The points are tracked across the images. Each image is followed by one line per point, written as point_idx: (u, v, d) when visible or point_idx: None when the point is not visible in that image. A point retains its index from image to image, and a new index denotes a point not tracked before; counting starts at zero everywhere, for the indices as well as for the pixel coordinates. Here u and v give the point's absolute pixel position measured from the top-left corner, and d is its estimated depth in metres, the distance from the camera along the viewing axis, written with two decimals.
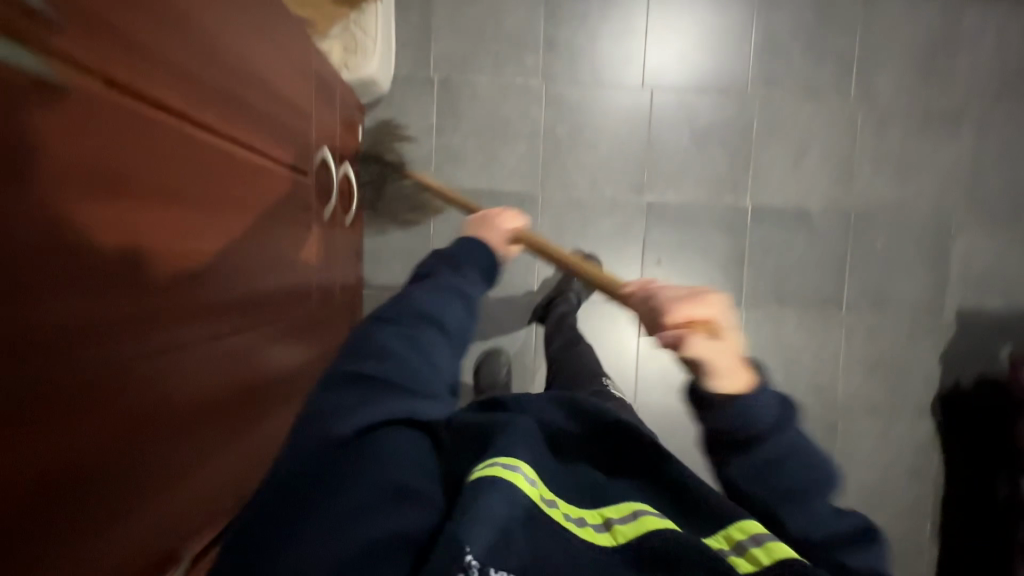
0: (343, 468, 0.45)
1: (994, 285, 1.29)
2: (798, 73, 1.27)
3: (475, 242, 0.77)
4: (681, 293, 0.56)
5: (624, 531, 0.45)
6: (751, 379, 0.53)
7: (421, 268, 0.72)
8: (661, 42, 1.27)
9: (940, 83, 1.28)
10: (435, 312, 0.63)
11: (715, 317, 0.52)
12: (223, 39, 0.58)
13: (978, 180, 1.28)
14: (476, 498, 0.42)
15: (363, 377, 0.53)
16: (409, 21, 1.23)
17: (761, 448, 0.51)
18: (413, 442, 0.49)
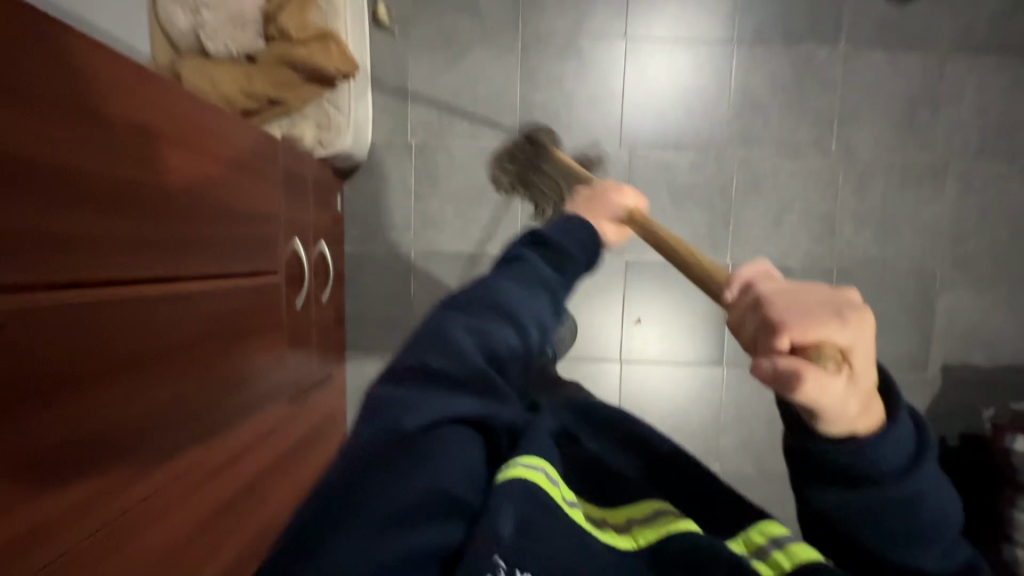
0: (400, 466, 0.41)
1: (975, 340, 1.30)
2: (778, 131, 1.26)
3: (572, 220, 0.64)
4: (802, 306, 0.40)
5: (646, 529, 0.49)
6: (876, 415, 0.44)
7: (513, 251, 0.59)
8: (638, 103, 1.26)
9: (922, 138, 1.27)
10: (515, 309, 0.52)
11: (852, 348, 0.39)
12: (168, 182, 0.61)
13: (960, 237, 1.29)
14: (501, 497, 0.43)
15: (432, 372, 0.46)
16: (386, 90, 1.25)
17: (878, 491, 0.45)
18: (473, 450, 0.46)
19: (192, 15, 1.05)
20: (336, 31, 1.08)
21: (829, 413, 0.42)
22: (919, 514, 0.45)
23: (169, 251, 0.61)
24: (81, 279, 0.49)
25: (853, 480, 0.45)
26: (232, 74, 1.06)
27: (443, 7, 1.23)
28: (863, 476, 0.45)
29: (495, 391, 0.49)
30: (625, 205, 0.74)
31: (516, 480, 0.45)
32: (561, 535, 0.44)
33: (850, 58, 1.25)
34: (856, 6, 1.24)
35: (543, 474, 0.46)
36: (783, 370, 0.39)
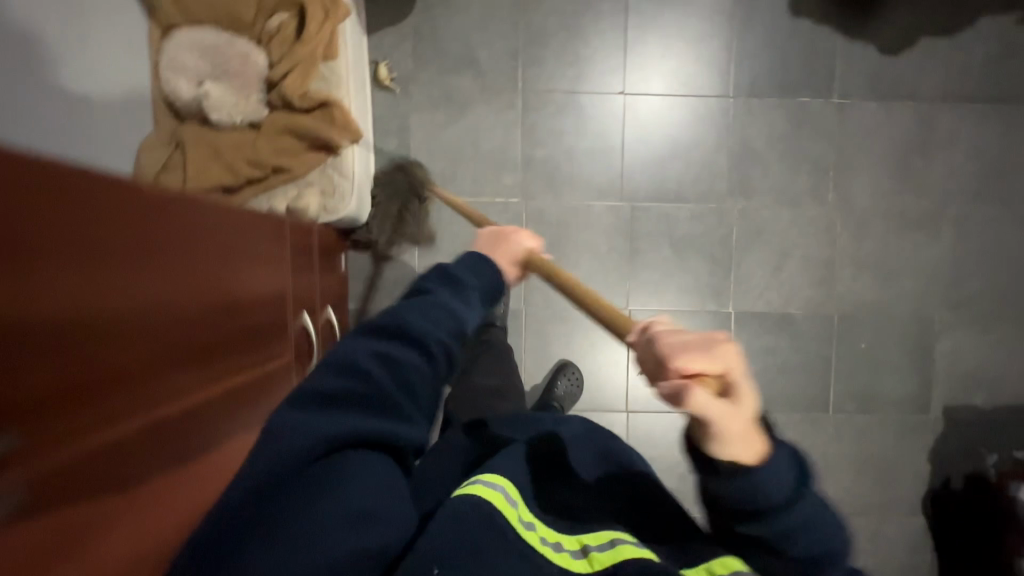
0: (308, 488, 0.46)
1: (977, 383, 1.31)
2: (776, 180, 1.28)
3: (478, 257, 0.65)
4: (681, 332, 0.40)
5: (599, 556, 0.55)
6: (763, 443, 0.44)
7: (415, 286, 0.61)
8: (637, 156, 1.27)
9: (917, 185, 1.29)
10: (420, 334, 0.54)
11: (729, 373, 0.39)
12: (179, 275, 0.55)
13: (958, 280, 1.30)
14: (452, 511, 0.53)
15: (332, 395, 0.49)
16: (388, 148, 1.26)
17: (771, 522, 0.46)
18: (381, 467, 0.50)
19: (196, 85, 1.06)
20: (338, 99, 1.08)
21: (715, 436, 0.41)
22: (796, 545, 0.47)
23: (184, 350, 0.55)
24: (106, 415, 0.42)
25: (753, 515, 0.46)
26: (237, 143, 1.07)
27: (443, 65, 1.24)
28: (757, 509, 0.46)
29: (399, 407, 0.52)
30: (524, 249, 0.71)
31: (472, 499, 0.54)
32: (507, 551, 0.52)
33: (844, 109, 1.27)
34: (849, 58, 1.26)
35: (499, 492, 0.56)
36: (673, 390, 0.38)
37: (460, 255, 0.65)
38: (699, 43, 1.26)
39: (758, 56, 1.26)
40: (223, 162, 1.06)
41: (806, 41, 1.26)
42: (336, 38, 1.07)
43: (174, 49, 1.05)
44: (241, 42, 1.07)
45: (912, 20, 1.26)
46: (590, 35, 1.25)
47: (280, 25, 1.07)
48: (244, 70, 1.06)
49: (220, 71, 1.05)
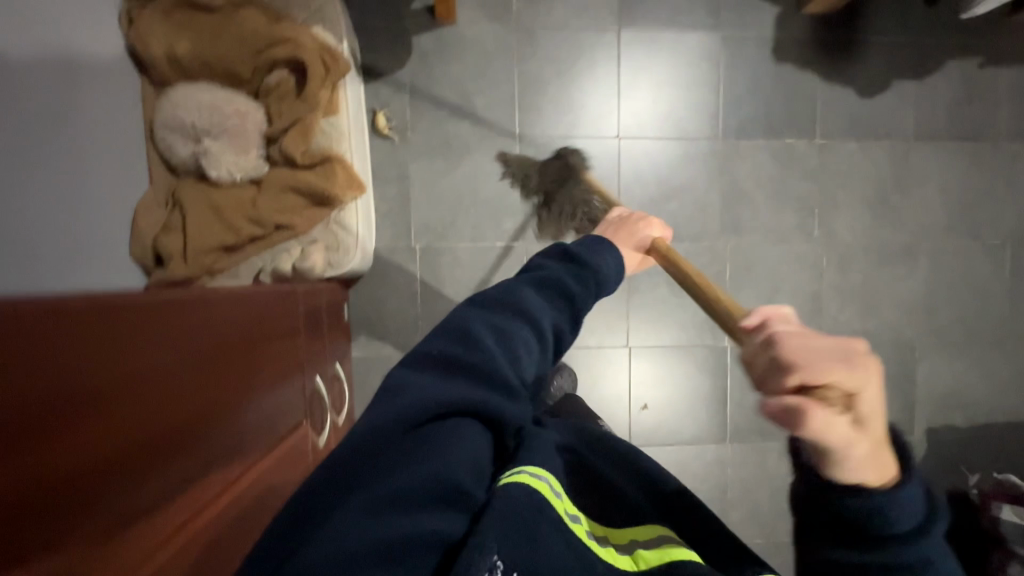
0: (403, 448, 0.46)
1: (955, 404, 1.39)
2: (765, 218, 1.33)
3: (599, 243, 0.71)
4: (819, 351, 0.40)
5: (645, 553, 0.55)
6: (888, 473, 0.45)
7: (535, 262, 0.66)
8: (633, 196, 1.31)
9: (894, 220, 1.36)
10: (533, 309, 0.58)
11: (860, 395, 0.40)
12: (214, 364, 0.57)
13: (934, 308, 1.38)
14: (505, 498, 0.48)
15: (445, 359, 0.51)
16: (387, 196, 1.26)
17: (886, 551, 0.45)
18: (472, 440, 0.50)
19: (194, 142, 1.04)
20: (342, 155, 1.08)
21: (836, 456, 0.42)
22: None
23: (219, 428, 0.58)
24: (152, 512, 0.45)
25: (864, 539, 0.45)
26: (238, 200, 1.06)
27: (440, 113, 1.25)
28: (878, 534, 0.45)
29: (505, 380, 0.52)
30: (651, 236, 0.85)
31: (522, 486, 0.49)
32: (556, 539, 0.48)
33: (825, 149, 1.33)
34: (829, 101, 1.33)
35: (546, 483, 0.52)
36: (790, 407, 0.39)
37: (577, 238, 0.70)
38: (688, 89, 1.30)
39: (745, 101, 1.31)
40: (224, 220, 1.04)
41: (788, 86, 1.32)
42: (336, 92, 1.07)
43: (170, 107, 1.03)
44: (239, 99, 1.05)
45: (884, 65, 1.33)
46: (584, 81, 1.28)
47: (279, 81, 1.05)
48: (243, 127, 1.04)
49: (218, 128, 1.02)
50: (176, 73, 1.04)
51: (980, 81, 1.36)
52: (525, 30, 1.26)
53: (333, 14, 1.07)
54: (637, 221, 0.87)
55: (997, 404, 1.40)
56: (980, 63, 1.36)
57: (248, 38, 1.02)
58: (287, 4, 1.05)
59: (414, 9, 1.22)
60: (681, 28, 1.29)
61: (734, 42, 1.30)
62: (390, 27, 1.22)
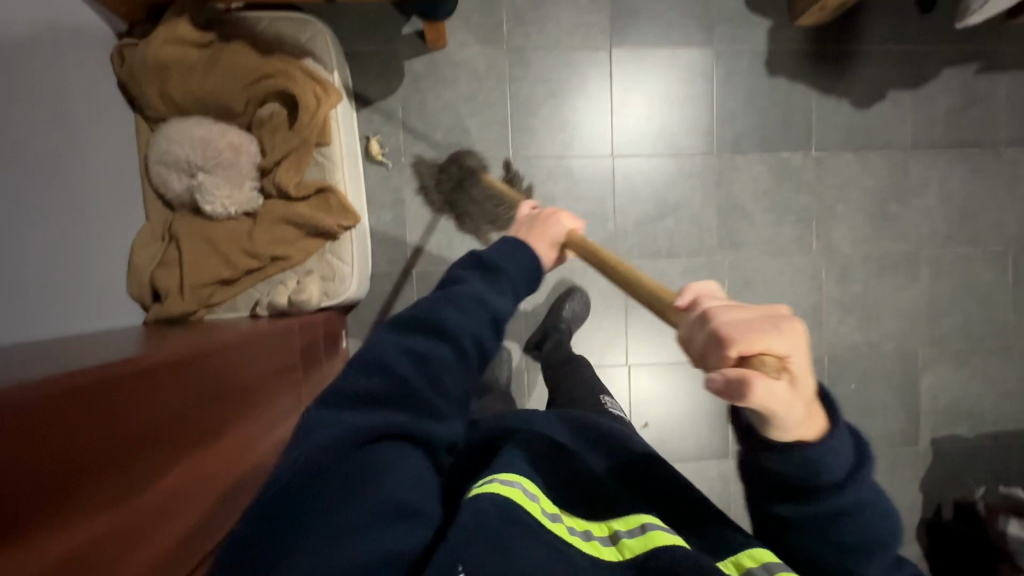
0: (345, 479, 0.48)
1: (961, 414, 1.38)
2: (763, 232, 1.32)
3: (514, 246, 0.69)
4: (749, 322, 0.42)
5: (630, 542, 0.53)
6: (823, 423, 0.48)
7: (451, 275, 0.66)
8: (629, 215, 1.30)
9: (895, 230, 1.35)
10: (451, 327, 0.58)
11: (791, 358, 0.42)
12: (183, 411, 0.62)
13: (939, 318, 1.37)
14: (473, 508, 0.50)
15: (364, 394, 0.54)
16: (382, 222, 1.26)
17: (822, 502, 0.49)
18: (407, 458, 0.53)
19: (189, 177, 1.05)
20: (335, 185, 1.09)
21: (776, 415, 0.45)
22: (846, 530, 0.49)
23: (197, 464, 0.62)
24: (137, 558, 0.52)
25: (801, 489, 0.49)
26: (233, 234, 1.06)
27: (433, 137, 1.25)
28: (813, 488, 0.49)
29: (428, 401, 0.55)
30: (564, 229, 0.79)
31: (492, 495, 0.52)
32: (526, 545, 0.49)
33: (822, 161, 1.32)
34: (825, 112, 1.32)
35: (520, 488, 0.54)
36: (732, 378, 0.40)
37: (495, 241, 0.70)
38: (681, 105, 1.29)
39: (739, 116, 1.30)
40: (219, 254, 1.05)
41: (783, 99, 1.31)
42: (327, 123, 1.07)
43: (164, 143, 1.04)
44: (232, 134, 1.05)
45: (880, 75, 1.32)
46: (577, 101, 1.28)
47: (271, 113, 1.05)
48: (236, 161, 1.04)
49: (212, 163, 1.03)
50: (169, 108, 1.04)
51: (979, 87, 1.35)
52: (516, 51, 1.25)
53: (322, 46, 1.07)
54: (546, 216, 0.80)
55: (1004, 412, 1.39)
56: (978, 69, 1.34)
57: (238, 73, 1.03)
58: (277, 36, 1.06)
59: (404, 34, 1.22)
60: (672, 44, 1.28)
61: (727, 56, 1.30)
62: (380, 53, 1.22)
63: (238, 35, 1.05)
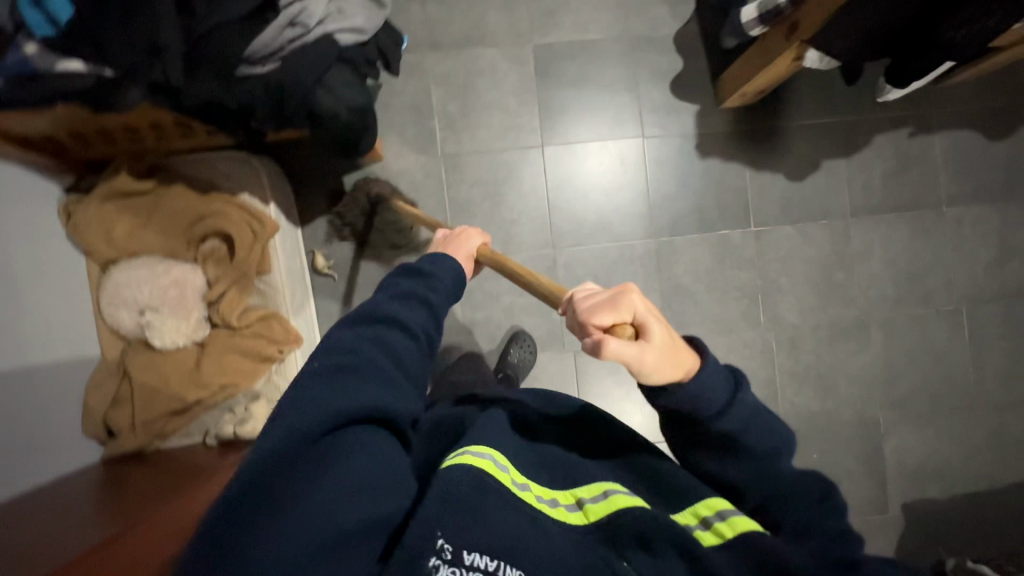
0: (324, 452, 0.50)
1: (929, 477, 1.36)
2: (708, 311, 1.33)
3: (444, 256, 0.77)
4: (602, 295, 0.53)
5: (593, 507, 0.61)
6: (692, 362, 0.55)
7: (389, 278, 0.72)
8: None
9: (843, 297, 1.35)
10: (403, 319, 0.65)
11: (642, 318, 0.51)
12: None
13: (895, 380, 1.36)
14: (447, 480, 0.57)
15: (341, 368, 0.56)
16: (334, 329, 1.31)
17: (717, 427, 0.57)
18: (380, 438, 0.56)
19: (138, 315, 1.10)
20: (278, 312, 1.14)
21: (645, 372, 0.52)
22: (742, 445, 0.57)
23: None
24: None
25: (698, 422, 0.57)
26: (183, 365, 1.11)
27: (376, 241, 1.30)
28: (704, 419, 0.57)
29: (395, 380, 0.60)
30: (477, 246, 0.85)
31: (466, 465, 0.60)
32: (501, 510, 0.57)
33: (761, 236, 1.34)
34: (760, 188, 1.34)
35: (488, 459, 0.62)
36: (593, 343, 0.50)
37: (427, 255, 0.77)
38: (614, 194, 1.33)
39: (674, 201, 1.33)
40: (167, 386, 1.09)
41: (717, 179, 1.34)
42: (266, 253, 1.12)
43: (114, 287, 1.09)
44: (176, 269, 1.11)
45: (811, 148, 1.35)
46: (512, 199, 1.32)
47: (212, 249, 1.12)
48: (183, 296, 1.10)
49: (159, 302, 1.08)
50: (116, 252, 1.10)
51: (913, 150, 1.36)
52: (452, 158, 1.31)
53: (257, 183, 1.13)
54: (457, 236, 0.86)
55: (974, 473, 1.36)
56: (911, 132, 1.36)
57: (180, 216, 1.10)
58: (215, 175, 1.12)
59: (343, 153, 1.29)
60: (602, 135, 1.33)
61: (657, 143, 1.33)
62: (321, 170, 1.29)
63: (178, 178, 1.11)
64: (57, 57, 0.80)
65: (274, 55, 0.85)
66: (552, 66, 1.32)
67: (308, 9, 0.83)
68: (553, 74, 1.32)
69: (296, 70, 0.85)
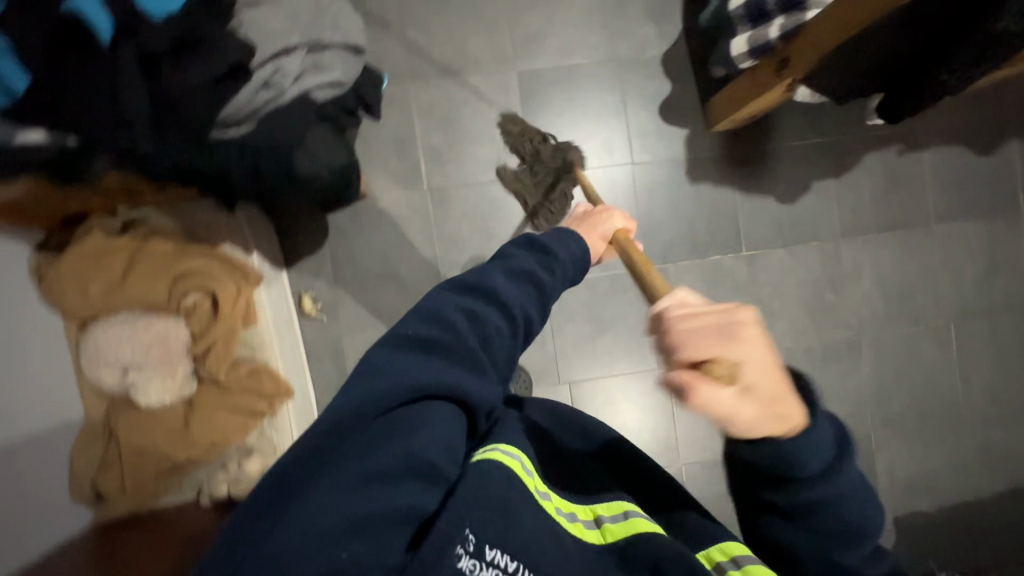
0: (379, 425, 0.49)
1: (919, 492, 1.38)
2: None
3: (567, 234, 0.72)
4: (703, 328, 0.46)
5: (611, 527, 0.64)
6: (805, 413, 0.50)
7: (505, 249, 0.68)
8: (566, 336, 1.33)
9: (835, 318, 1.36)
10: (504, 297, 0.60)
11: (743, 367, 0.45)
12: None
13: (886, 397, 1.38)
14: (479, 477, 0.57)
15: (423, 342, 0.54)
16: (325, 371, 1.30)
17: (804, 493, 0.51)
18: (442, 416, 0.53)
19: (121, 373, 1.05)
20: (269, 364, 1.13)
21: (730, 423, 0.47)
22: (826, 518, 0.52)
23: None
24: None
25: (782, 483, 0.52)
26: (171, 423, 1.08)
27: (363, 281, 1.28)
28: (792, 478, 0.51)
29: (476, 357, 0.57)
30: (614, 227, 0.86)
31: (494, 462, 0.60)
32: (524, 515, 0.57)
33: (753, 261, 1.34)
34: (751, 213, 1.33)
35: (517, 460, 0.63)
36: (678, 385, 0.44)
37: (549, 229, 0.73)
38: None
39: (666, 228, 1.32)
40: (156, 444, 1.06)
41: (708, 204, 1.32)
42: (252, 305, 1.12)
43: (93, 347, 1.05)
44: (158, 324, 1.06)
45: (802, 169, 1.33)
46: (501, 232, 1.29)
47: (195, 302, 1.07)
48: (167, 352, 1.06)
49: (142, 360, 1.04)
50: (94, 309, 1.05)
51: (903, 168, 1.35)
52: (439, 192, 1.28)
53: (238, 234, 1.13)
54: (596, 215, 0.88)
55: (961, 485, 1.39)
56: (900, 149, 1.35)
57: (159, 271, 1.06)
58: (196, 224, 1.11)
59: None
60: (591, 163, 1.30)
61: (647, 170, 1.31)
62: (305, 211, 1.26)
63: (155, 230, 1.08)
64: (19, 127, 0.75)
65: (250, 116, 0.81)
66: (539, 93, 1.28)
67: (282, 69, 0.81)
68: (541, 100, 1.28)
69: (273, 133, 0.83)
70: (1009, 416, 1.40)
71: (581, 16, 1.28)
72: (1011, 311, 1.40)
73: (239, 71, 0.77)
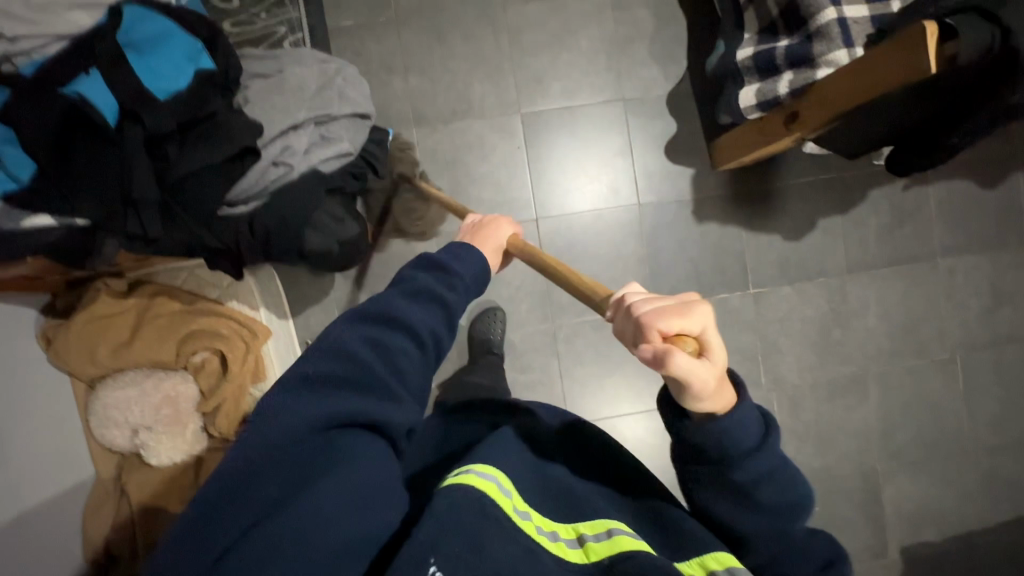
0: (311, 459, 0.48)
1: (925, 522, 1.39)
2: None
3: (466, 248, 0.67)
4: (663, 304, 0.48)
5: (595, 545, 0.55)
6: (731, 394, 0.52)
7: (403, 274, 0.63)
8: (574, 378, 1.33)
9: (841, 354, 1.36)
10: (407, 321, 0.57)
11: (705, 333, 0.47)
12: None
13: (892, 430, 1.38)
14: (448, 501, 0.51)
15: (324, 377, 0.51)
16: None
17: (733, 470, 0.52)
18: (369, 445, 0.52)
19: (132, 434, 1.05)
20: None
21: (702, 390, 0.47)
22: (759, 493, 0.52)
23: None
24: None
25: (716, 459, 0.52)
26: (181, 480, 1.09)
27: None
28: (722, 456, 0.52)
29: (387, 385, 0.54)
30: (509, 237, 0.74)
31: (466, 486, 0.54)
32: (500, 537, 0.51)
33: (760, 299, 1.34)
34: (757, 251, 1.33)
35: (493, 482, 0.56)
36: (658, 352, 0.45)
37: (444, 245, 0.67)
38: (613, 265, 1.30)
39: (672, 269, 1.32)
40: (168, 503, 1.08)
41: (714, 243, 1.32)
42: (260, 361, 1.11)
43: (101, 409, 1.04)
44: (168, 384, 1.06)
45: (807, 207, 1.33)
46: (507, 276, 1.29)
47: (203, 360, 1.08)
48: (177, 412, 1.05)
49: (151, 422, 1.04)
50: (102, 371, 1.05)
51: (908, 203, 1.35)
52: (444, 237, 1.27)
53: (246, 292, 1.12)
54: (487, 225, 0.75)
55: (967, 514, 1.40)
56: (906, 185, 1.35)
57: (167, 330, 1.06)
58: (202, 284, 1.12)
59: None
60: (596, 205, 1.29)
61: (653, 211, 1.30)
62: None
63: (161, 290, 1.09)
64: (25, 213, 0.73)
65: (259, 194, 0.81)
66: (543, 135, 1.28)
67: (291, 146, 0.81)
68: (544, 142, 1.28)
69: (284, 211, 0.81)
70: (1013, 445, 1.41)
71: (584, 58, 1.27)
72: (1015, 342, 1.40)
73: (248, 152, 0.77)
